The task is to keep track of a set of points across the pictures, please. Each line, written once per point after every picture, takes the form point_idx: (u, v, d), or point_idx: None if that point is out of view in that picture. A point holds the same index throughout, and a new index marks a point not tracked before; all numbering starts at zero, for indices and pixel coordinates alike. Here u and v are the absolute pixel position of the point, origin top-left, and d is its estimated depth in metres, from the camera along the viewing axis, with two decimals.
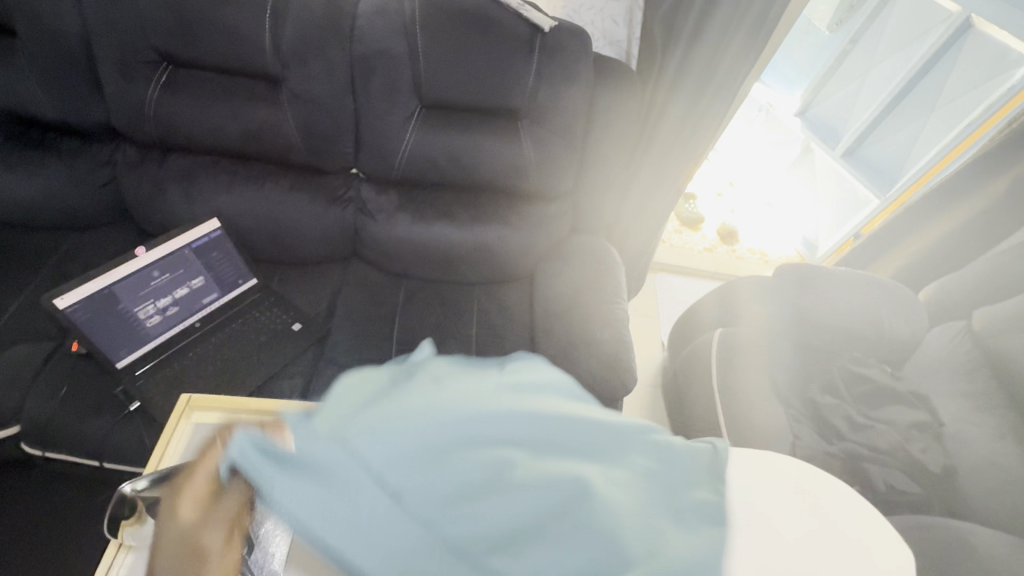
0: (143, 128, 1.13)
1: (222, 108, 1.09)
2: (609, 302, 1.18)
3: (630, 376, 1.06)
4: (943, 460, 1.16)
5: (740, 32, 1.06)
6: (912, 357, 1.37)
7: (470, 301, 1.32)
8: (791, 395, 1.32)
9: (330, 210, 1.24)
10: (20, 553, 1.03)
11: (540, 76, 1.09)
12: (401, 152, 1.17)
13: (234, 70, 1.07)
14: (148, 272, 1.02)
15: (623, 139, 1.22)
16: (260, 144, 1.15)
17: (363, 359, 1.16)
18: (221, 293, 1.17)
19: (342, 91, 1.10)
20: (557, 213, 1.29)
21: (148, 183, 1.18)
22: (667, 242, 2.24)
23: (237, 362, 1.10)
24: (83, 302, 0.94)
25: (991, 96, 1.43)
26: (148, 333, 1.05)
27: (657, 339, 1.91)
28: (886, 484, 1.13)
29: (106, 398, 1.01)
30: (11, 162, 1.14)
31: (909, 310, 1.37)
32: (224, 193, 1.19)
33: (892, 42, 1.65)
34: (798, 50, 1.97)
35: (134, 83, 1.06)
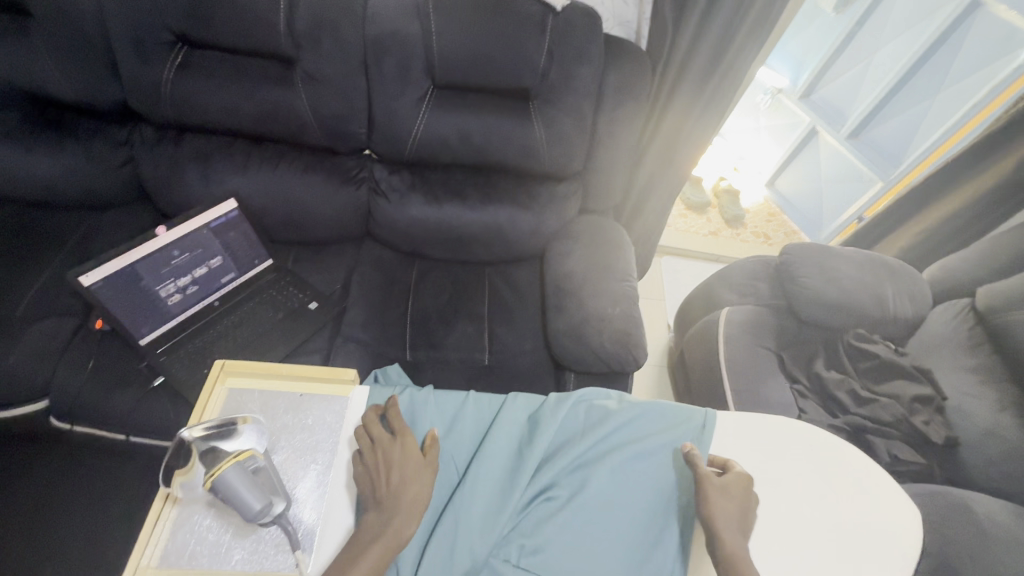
0: (159, 109, 1.14)
1: (237, 89, 1.10)
2: (619, 279, 1.20)
3: (641, 351, 1.08)
4: (947, 432, 1.19)
5: (750, 10, 1.07)
6: (916, 334, 1.39)
7: (481, 280, 1.35)
8: (796, 370, 1.34)
9: (343, 190, 1.26)
10: (56, 522, 1.07)
11: (552, 55, 1.10)
12: (414, 132, 1.18)
13: (248, 50, 1.08)
14: (168, 251, 1.05)
15: (633, 119, 1.23)
16: (275, 125, 1.17)
17: (378, 336, 1.19)
18: (238, 273, 1.19)
19: (356, 72, 1.11)
20: (567, 193, 1.31)
21: (164, 164, 1.20)
22: (672, 225, 2.25)
23: (257, 339, 1.13)
24: (107, 280, 0.96)
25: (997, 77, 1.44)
26: (169, 311, 1.08)
27: (664, 320, 1.93)
28: (888, 455, 1.16)
29: (132, 373, 1.04)
30: (28, 143, 1.15)
31: (913, 287, 1.39)
32: (240, 174, 1.21)
33: (898, 24, 1.65)
34: (805, 32, 1.97)
35: (149, 64, 1.07)
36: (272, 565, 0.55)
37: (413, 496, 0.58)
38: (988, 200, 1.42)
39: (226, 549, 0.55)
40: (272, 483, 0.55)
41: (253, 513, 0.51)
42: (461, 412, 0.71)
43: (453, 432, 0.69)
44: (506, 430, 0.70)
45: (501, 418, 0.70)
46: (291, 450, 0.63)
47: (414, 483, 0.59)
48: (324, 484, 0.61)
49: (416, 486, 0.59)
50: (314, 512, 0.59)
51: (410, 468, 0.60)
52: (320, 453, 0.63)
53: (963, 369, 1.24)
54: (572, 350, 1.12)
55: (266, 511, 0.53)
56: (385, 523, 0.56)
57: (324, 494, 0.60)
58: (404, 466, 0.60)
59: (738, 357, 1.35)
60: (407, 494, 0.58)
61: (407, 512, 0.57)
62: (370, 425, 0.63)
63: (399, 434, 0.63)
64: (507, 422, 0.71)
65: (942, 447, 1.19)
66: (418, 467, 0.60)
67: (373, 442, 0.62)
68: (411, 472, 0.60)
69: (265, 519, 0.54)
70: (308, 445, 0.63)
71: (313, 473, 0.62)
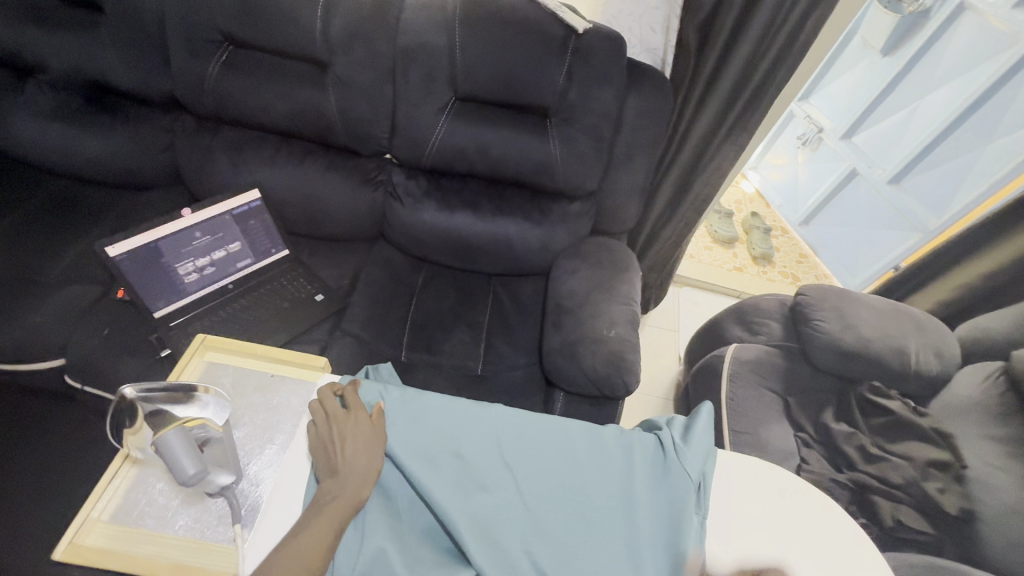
0: (202, 101, 1.22)
1: (273, 87, 1.17)
2: (621, 303, 1.18)
3: (633, 377, 1.05)
4: (964, 503, 1.08)
5: (775, 45, 1.07)
6: (941, 395, 1.29)
7: (486, 291, 1.37)
8: (803, 418, 1.27)
9: (361, 190, 1.31)
10: (59, 476, 1.14)
11: (573, 76, 1.12)
12: (432, 140, 1.22)
13: (287, 53, 1.15)
14: (191, 232, 1.11)
15: (651, 145, 1.23)
16: (304, 124, 1.23)
17: (376, 334, 1.21)
18: (253, 259, 1.25)
19: (383, 79, 1.16)
20: (579, 213, 1.31)
21: (200, 152, 1.28)
22: (696, 257, 2.20)
23: (262, 323, 1.17)
24: (131, 253, 1.03)
25: None
26: (184, 289, 1.14)
27: (674, 352, 1.88)
28: (894, 520, 1.08)
29: (141, 342, 1.09)
30: (85, 123, 1.26)
31: (940, 343, 1.30)
32: (267, 167, 1.27)
33: (950, 69, 1.58)
34: (851, 73, 1.91)
35: (197, 59, 1.16)
36: (212, 536, 0.57)
37: (365, 466, 0.62)
38: None
39: (173, 514, 0.58)
40: (224, 456, 0.59)
41: (185, 477, 0.55)
42: (423, 408, 0.69)
43: (421, 426, 0.68)
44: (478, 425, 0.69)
45: (481, 414, 0.69)
46: (252, 427, 0.65)
47: (366, 452, 0.62)
48: (277, 464, 0.63)
49: (370, 456, 0.62)
50: (263, 488, 0.61)
51: (364, 441, 0.63)
52: (279, 433, 0.66)
53: (988, 438, 1.15)
54: (563, 369, 1.11)
55: (200, 477, 0.56)
56: (340, 490, 0.60)
57: (277, 472, 0.62)
58: (355, 438, 0.63)
59: (740, 396, 1.30)
60: (359, 463, 0.61)
61: (356, 482, 0.60)
62: (325, 401, 0.66)
63: (353, 410, 0.65)
64: (482, 419, 0.69)
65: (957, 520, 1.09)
66: (371, 441, 0.63)
67: (326, 417, 0.65)
68: (363, 445, 0.63)
69: (209, 488, 0.57)
70: (269, 425, 0.66)
71: (269, 451, 0.64)
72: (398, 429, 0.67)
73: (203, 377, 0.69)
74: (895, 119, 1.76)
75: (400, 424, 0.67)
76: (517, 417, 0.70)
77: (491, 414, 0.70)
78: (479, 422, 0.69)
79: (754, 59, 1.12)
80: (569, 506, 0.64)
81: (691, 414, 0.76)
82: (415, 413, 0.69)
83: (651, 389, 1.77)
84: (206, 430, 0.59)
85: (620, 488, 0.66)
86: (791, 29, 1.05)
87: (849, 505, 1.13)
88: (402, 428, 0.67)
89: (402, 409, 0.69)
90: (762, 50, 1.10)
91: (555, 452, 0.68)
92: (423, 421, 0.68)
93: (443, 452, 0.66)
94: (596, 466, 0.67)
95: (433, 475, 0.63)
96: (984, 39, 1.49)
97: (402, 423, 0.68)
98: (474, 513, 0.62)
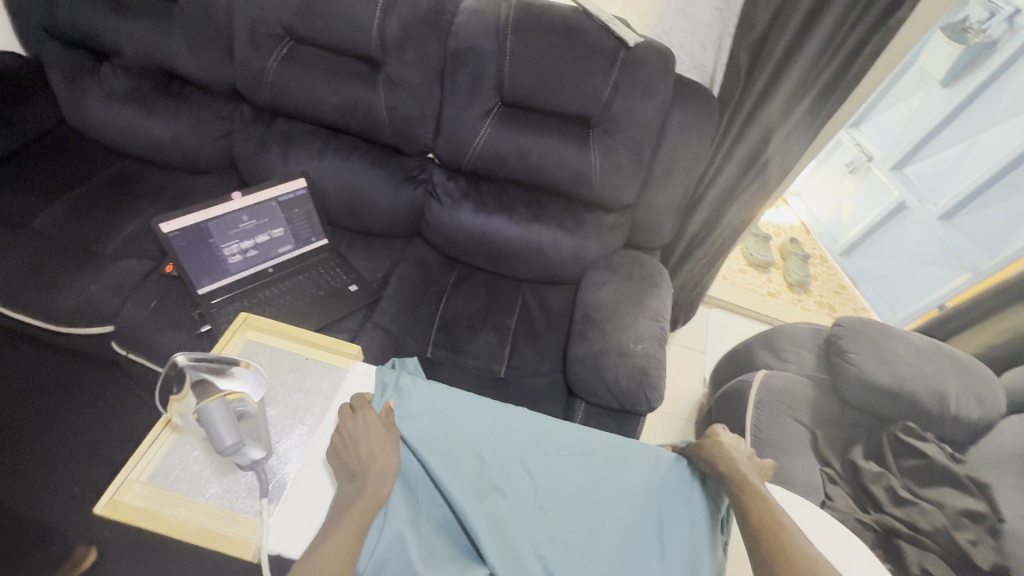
0: (259, 92, 1.28)
1: (327, 83, 1.22)
2: (650, 319, 1.17)
3: (657, 393, 1.04)
4: (994, 558, 1.02)
5: (828, 71, 1.07)
6: (981, 442, 1.23)
7: (516, 295, 1.38)
8: (830, 453, 1.24)
9: (402, 187, 1.34)
10: (101, 439, 1.21)
11: (619, 89, 1.13)
12: (475, 143, 1.24)
13: (343, 50, 1.19)
14: (238, 215, 1.16)
15: (692, 161, 1.22)
16: (353, 119, 1.27)
17: (405, 328, 1.23)
18: (294, 246, 1.30)
19: (432, 81, 1.19)
20: (614, 224, 1.31)
21: (254, 141, 1.34)
22: (729, 279, 2.16)
23: (297, 309, 1.21)
24: (183, 231, 1.09)
25: None
26: (228, 269, 1.19)
27: (699, 374, 1.85)
28: (920, 568, 1.04)
29: (186, 318, 1.14)
30: (151, 107, 1.34)
31: (984, 389, 1.23)
32: (315, 159, 1.32)
33: (1012, 103, 1.52)
34: (906, 102, 1.85)
35: (259, 52, 1.21)
36: (240, 506, 0.59)
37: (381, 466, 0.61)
38: None
39: (205, 481, 0.61)
40: (257, 432, 0.61)
41: (223, 446, 0.57)
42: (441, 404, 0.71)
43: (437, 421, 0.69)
44: (499, 427, 0.70)
45: (503, 416, 0.71)
46: (284, 406, 0.68)
47: (381, 450, 0.62)
48: (305, 443, 0.66)
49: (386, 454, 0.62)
50: (290, 465, 0.64)
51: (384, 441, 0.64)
52: (309, 414, 0.68)
53: None
54: (586, 379, 1.10)
55: (237, 449, 0.58)
56: (360, 490, 0.59)
57: (303, 452, 0.65)
58: (368, 437, 0.63)
59: (765, 425, 1.27)
60: (374, 460, 0.61)
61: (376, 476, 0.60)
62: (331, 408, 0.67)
63: (358, 410, 0.66)
64: (504, 421, 0.71)
65: None
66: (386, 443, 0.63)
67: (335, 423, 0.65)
68: (377, 442, 0.63)
69: (240, 461, 0.59)
70: (300, 405, 0.69)
71: (299, 432, 0.67)
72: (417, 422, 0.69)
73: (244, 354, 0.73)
74: (953, 151, 1.69)
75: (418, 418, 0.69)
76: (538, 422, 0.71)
77: (511, 415, 0.71)
78: (499, 423, 0.70)
79: (805, 80, 1.10)
80: (581, 511, 0.65)
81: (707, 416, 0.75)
82: (432, 408, 0.70)
83: (673, 409, 1.74)
84: (246, 404, 0.61)
85: (633, 500, 0.67)
86: (845, 55, 1.04)
87: None
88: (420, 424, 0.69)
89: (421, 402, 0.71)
90: (814, 72, 1.08)
91: (572, 459, 0.69)
92: (440, 416, 0.70)
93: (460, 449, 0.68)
94: (614, 477, 0.68)
95: (452, 471, 0.65)
96: None
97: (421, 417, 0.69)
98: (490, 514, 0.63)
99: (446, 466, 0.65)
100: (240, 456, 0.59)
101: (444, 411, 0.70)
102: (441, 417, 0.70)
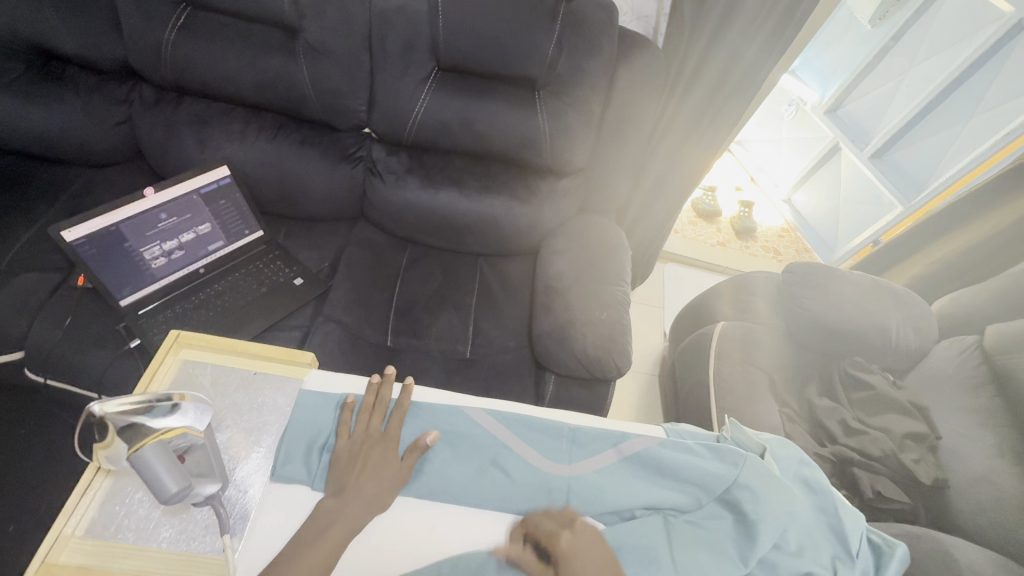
0: (159, 69, 1.12)
1: (239, 55, 1.08)
2: (610, 284, 1.16)
3: (625, 359, 1.04)
4: (937, 472, 1.09)
5: (771, 17, 1.05)
6: (918, 368, 1.30)
7: (473, 271, 1.33)
8: (787, 394, 1.29)
9: (339, 168, 1.24)
10: (27, 472, 1.09)
11: (561, 46, 1.06)
12: (414, 114, 1.15)
13: (253, 17, 1.06)
14: (155, 213, 1.03)
15: (642, 119, 1.18)
16: (274, 95, 1.14)
17: (359, 319, 1.16)
18: (227, 242, 1.18)
19: (359, 47, 1.08)
20: (567, 189, 1.28)
21: (162, 125, 1.18)
22: (680, 232, 2.20)
23: (236, 312, 1.12)
24: (90, 238, 0.95)
25: (1008, 125, 1.39)
26: (153, 274, 1.07)
27: (659, 329, 1.89)
28: (873, 491, 1.07)
29: (108, 332, 1.03)
30: (29, 94, 1.15)
31: (920, 318, 1.30)
32: (237, 142, 1.19)
33: (933, 44, 1.55)
34: (837, 44, 1.88)
35: (152, 23, 1.05)
36: (197, 546, 0.55)
37: (379, 460, 0.63)
38: (1012, 232, 1.30)
39: (155, 526, 0.55)
40: (206, 463, 0.55)
41: (168, 495, 0.50)
42: (465, 404, 0.71)
43: (581, 434, 0.69)
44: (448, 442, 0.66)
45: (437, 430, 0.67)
46: (237, 430, 0.64)
47: (380, 479, 0.61)
48: (265, 468, 0.62)
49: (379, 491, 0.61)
50: (252, 494, 0.60)
51: (395, 418, 0.66)
52: (266, 435, 0.64)
53: (962, 409, 1.16)
54: (553, 352, 1.08)
55: (185, 492, 0.52)
56: (334, 512, 0.58)
57: (264, 477, 0.61)
58: (385, 474, 0.62)
59: (726, 374, 1.30)
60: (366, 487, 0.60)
61: (385, 472, 0.62)
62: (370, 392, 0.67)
63: (387, 437, 0.65)
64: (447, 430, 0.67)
65: (929, 488, 1.09)
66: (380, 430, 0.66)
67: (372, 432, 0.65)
68: (382, 471, 0.62)
69: (193, 500, 0.53)
70: (254, 426, 0.65)
71: (256, 456, 0.63)
72: (449, 445, 0.66)
73: (221, 379, 0.68)
74: (879, 92, 1.74)
75: (568, 446, 0.67)
76: (522, 428, 0.68)
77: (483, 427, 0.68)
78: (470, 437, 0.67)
79: (750, 26, 1.08)
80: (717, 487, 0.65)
81: (882, 551, 0.66)
82: (554, 431, 0.69)
83: (638, 366, 1.78)
84: (186, 439, 0.53)
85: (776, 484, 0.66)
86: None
87: (830, 478, 1.13)
88: (451, 453, 0.65)
89: (452, 423, 0.67)
90: (757, 21, 1.06)
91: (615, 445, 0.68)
92: (537, 426, 0.69)
93: (627, 440, 0.68)
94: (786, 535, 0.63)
95: (468, 477, 0.64)
96: (970, 11, 1.45)
97: (550, 440, 0.68)
98: (671, 478, 0.66)
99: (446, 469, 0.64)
100: (192, 496, 0.53)
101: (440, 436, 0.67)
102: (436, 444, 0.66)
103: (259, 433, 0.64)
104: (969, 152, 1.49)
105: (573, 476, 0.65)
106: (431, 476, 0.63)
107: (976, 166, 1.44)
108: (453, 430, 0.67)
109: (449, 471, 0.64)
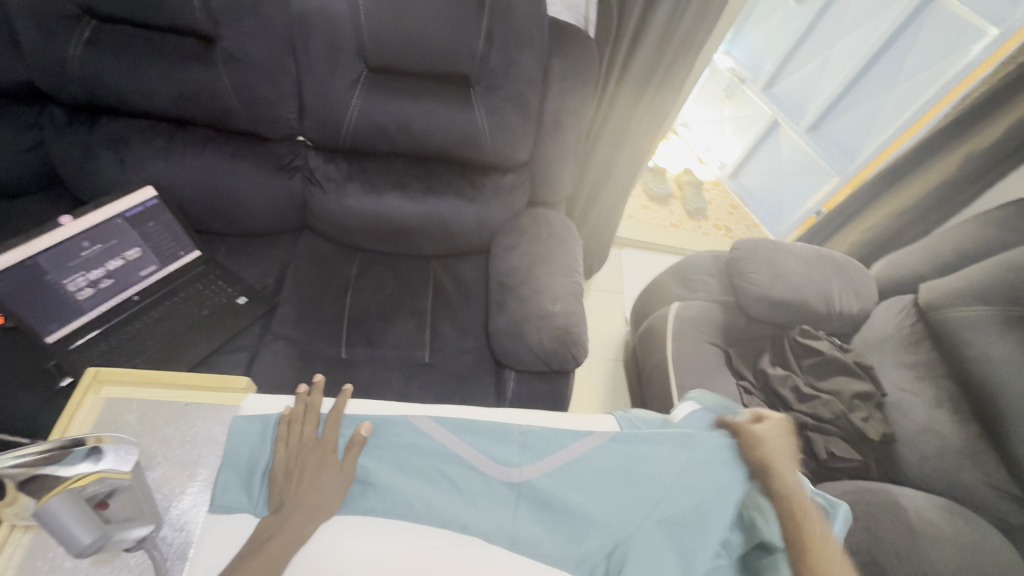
0: (68, 89, 1.05)
1: (154, 69, 1.02)
2: (562, 276, 1.16)
3: (581, 350, 1.04)
4: (885, 428, 1.14)
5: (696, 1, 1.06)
6: (861, 331, 1.35)
7: (425, 274, 1.31)
8: (742, 368, 1.32)
9: (275, 179, 1.20)
10: None
11: (492, 39, 1.03)
12: (347, 119, 1.12)
13: (164, 27, 1.00)
14: (77, 242, 0.96)
15: (580, 108, 1.18)
16: (197, 108, 1.09)
17: (309, 333, 1.13)
18: (160, 265, 1.12)
19: (282, 52, 1.04)
20: (513, 184, 1.27)
21: (77, 149, 1.11)
22: (634, 217, 2.23)
23: (176, 339, 1.07)
24: (4, 277, 0.86)
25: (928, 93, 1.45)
26: (81, 307, 1.00)
27: (621, 315, 1.91)
28: (826, 452, 1.11)
29: (35, 372, 0.97)
30: None
31: (858, 282, 1.36)
32: (162, 160, 1.13)
33: (857, 18, 1.61)
34: (767, 23, 1.93)
35: (52, 39, 0.98)
36: None
37: (317, 468, 0.61)
38: (935, 194, 1.37)
39: None
40: (134, 507, 0.54)
41: (81, 547, 0.49)
42: (410, 413, 0.70)
43: (531, 436, 0.68)
44: (399, 453, 0.66)
45: (387, 445, 0.66)
46: (170, 465, 0.62)
47: (326, 494, 0.60)
48: (202, 503, 0.60)
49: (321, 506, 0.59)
50: (192, 532, 0.58)
51: (330, 421, 0.66)
52: (202, 467, 0.62)
53: (901, 364, 1.22)
54: (510, 349, 1.07)
55: (104, 540, 0.51)
56: (279, 525, 0.57)
57: (203, 512, 0.59)
58: (325, 480, 0.61)
59: (683, 353, 1.33)
60: (308, 498, 0.59)
61: (325, 479, 0.61)
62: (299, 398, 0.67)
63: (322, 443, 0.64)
64: (397, 444, 0.66)
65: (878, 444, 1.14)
66: (315, 437, 0.65)
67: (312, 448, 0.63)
68: (325, 483, 0.61)
69: (123, 545, 0.53)
70: (188, 460, 0.62)
71: (191, 491, 0.60)
72: (396, 456, 0.66)
73: (152, 413, 0.65)
74: (810, 67, 1.79)
75: (518, 449, 0.67)
76: (474, 433, 0.68)
77: (431, 437, 0.67)
78: (419, 448, 0.66)
79: (677, 9, 1.08)
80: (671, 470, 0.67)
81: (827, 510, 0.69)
82: (504, 431, 0.68)
83: (602, 353, 1.79)
84: (104, 483, 0.51)
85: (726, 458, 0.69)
86: None
87: None
88: (399, 465, 0.65)
89: (401, 435, 0.67)
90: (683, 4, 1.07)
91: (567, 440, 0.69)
92: (486, 428, 0.68)
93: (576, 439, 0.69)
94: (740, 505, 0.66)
95: (419, 486, 0.63)
96: None
97: (500, 440, 0.67)
98: (625, 472, 0.67)
99: (397, 481, 0.63)
100: (117, 541, 0.52)
101: (390, 451, 0.66)
102: (386, 460, 0.65)
103: (194, 469, 0.62)
104: (895, 120, 1.55)
105: (524, 480, 0.65)
106: (381, 491, 0.62)
107: (905, 131, 1.50)
108: (403, 443, 0.66)
109: (398, 484, 0.63)
